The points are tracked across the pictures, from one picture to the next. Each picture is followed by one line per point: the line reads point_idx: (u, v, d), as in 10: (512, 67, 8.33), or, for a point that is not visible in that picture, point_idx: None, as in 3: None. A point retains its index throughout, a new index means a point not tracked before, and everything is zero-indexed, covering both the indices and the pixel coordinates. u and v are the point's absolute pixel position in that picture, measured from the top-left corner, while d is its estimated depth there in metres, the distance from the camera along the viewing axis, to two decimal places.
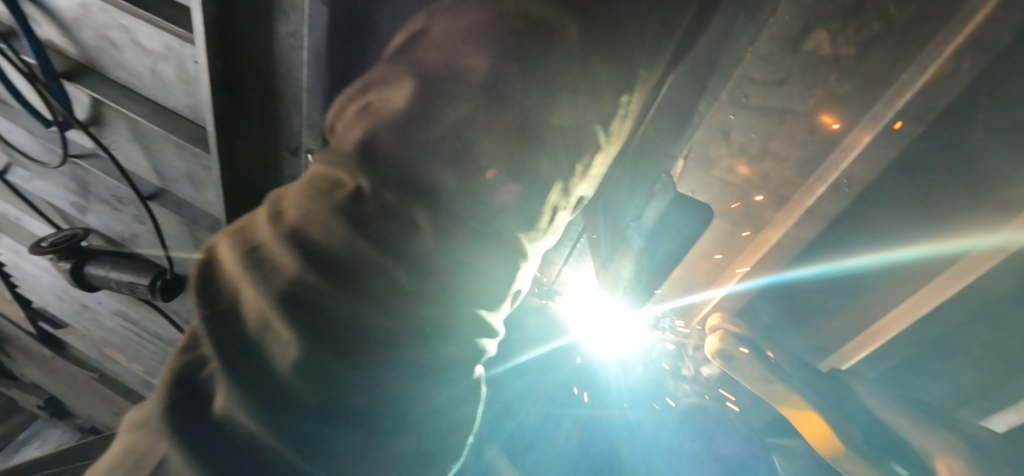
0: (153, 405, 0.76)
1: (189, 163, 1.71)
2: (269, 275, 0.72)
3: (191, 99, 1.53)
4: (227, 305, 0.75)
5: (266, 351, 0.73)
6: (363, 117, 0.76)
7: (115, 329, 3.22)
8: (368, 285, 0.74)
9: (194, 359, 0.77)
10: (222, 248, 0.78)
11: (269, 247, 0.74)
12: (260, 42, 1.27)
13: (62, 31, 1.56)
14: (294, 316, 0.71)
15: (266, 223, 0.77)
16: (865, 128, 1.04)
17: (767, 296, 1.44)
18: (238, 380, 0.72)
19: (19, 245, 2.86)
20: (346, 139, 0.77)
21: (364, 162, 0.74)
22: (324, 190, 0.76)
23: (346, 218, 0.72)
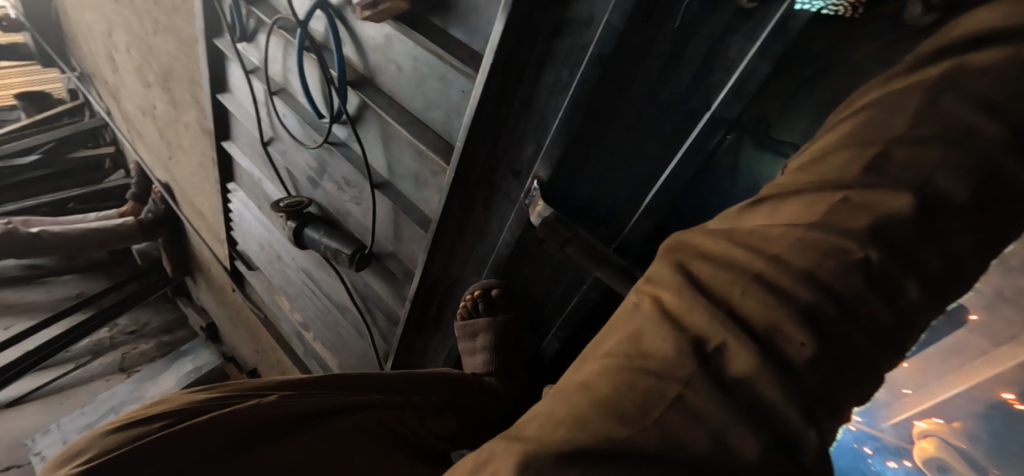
0: (616, 420, 0.74)
1: (423, 166, 1.98)
2: (776, 323, 0.73)
3: (442, 117, 1.76)
4: (715, 343, 0.75)
5: (748, 389, 0.73)
6: (850, 208, 0.75)
7: (292, 282, 3.66)
8: (829, 360, 0.73)
9: (669, 385, 0.74)
10: (696, 276, 0.82)
11: (753, 293, 0.76)
12: (524, 84, 1.44)
13: (358, 51, 1.93)
14: (787, 359, 0.72)
15: (733, 269, 0.79)
16: None
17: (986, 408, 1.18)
18: (724, 413, 0.72)
19: (254, 198, 3.51)
20: (836, 218, 0.75)
21: (872, 239, 0.73)
22: (836, 249, 0.74)
23: (861, 275, 0.73)
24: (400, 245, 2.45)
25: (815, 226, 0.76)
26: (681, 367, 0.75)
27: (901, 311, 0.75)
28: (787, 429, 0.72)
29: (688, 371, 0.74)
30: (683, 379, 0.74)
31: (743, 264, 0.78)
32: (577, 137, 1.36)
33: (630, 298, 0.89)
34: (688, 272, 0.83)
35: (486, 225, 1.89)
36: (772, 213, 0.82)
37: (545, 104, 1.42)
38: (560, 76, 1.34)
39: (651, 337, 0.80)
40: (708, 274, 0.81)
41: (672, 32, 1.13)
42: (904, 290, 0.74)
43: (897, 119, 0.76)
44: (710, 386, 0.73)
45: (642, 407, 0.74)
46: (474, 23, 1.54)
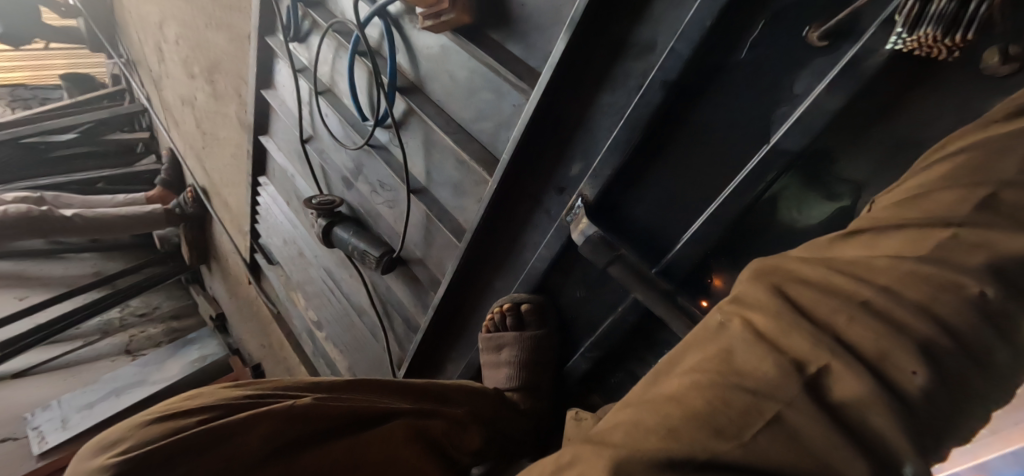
0: (711, 437, 0.70)
1: (465, 175, 2.00)
2: (887, 351, 0.67)
3: (491, 129, 1.78)
4: (818, 367, 0.70)
5: (854, 419, 0.67)
6: (961, 244, 0.71)
7: (312, 279, 3.69)
8: (940, 401, 0.67)
9: (769, 405, 0.70)
10: (795, 298, 0.77)
11: (861, 319, 0.70)
12: (581, 102, 1.47)
13: (411, 58, 1.98)
14: (899, 393, 0.66)
15: (836, 294, 0.73)
16: None
17: None
18: (830, 441, 0.66)
19: (283, 194, 3.56)
20: (949, 252, 0.71)
21: (994, 278, 0.68)
22: (952, 284, 0.68)
23: (979, 315, 0.67)
24: (429, 251, 2.47)
25: (929, 260, 0.71)
26: (783, 387, 0.70)
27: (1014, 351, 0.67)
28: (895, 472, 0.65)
29: (792, 392, 0.69)
30: (785, 401, 0.69)
31: (847, 289, 0.73)
32: (634, 158, 1.39)
33: (714, 317, 0.84)
34: (786, 294, 0.78)
35: (524, 239, 1.91)
36: (875, 242, 0.78)
37: (600, 123, 1.44)
38: (620, 97, 1.37)
39: (744, 356, 0.75)
40: (807, 298, 0.76)
41: (740, 63, 1.16)
42: (1017, 335, 0.67)
43: (1008, 162, 0.74)
44: (813, 411, 0.68)
45: (740, 423, 0.70)
46: (533, 41, 1.58)
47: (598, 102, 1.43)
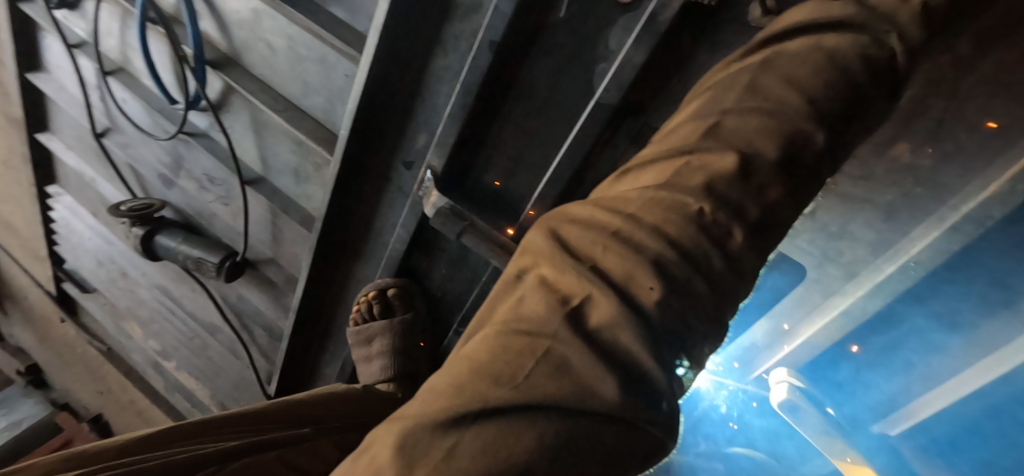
0: (485, 391, 0.66)
1: (302, 158, 1.84)
2: (632, 270, 0.69)
3: (326, 104, 1.65)
4: (579, 298, 0.69)
5: (608, 342, 0.67)
6: (689, 168, 0.77)
7: (143, 301, 3.18)
8: (683, 313, 0.69)
9: (537, 343, 0.67)
10: (564, 239, 0.77)
11: (613, 247, 0.72)
12: (415, 69, 1.42)
13: (219, 27, 1.73)
14: (642, 309, 0.68)
15: (595, 227, 0.75)
16: (931, 223, 1.13)
17: (839, 342, 1.40)
18: (590, 368, 0.65)
19: (90, 206, 3.01)
20: (678, 179, 0.77)
21: (706, 196, 0.74)
22: (677, 204, 0.74)
23: (697, 227, 0.72)
24: (280, 248, 2.27)
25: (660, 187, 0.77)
26: (549, 323, 0.68)
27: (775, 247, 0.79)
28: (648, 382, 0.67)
29: (555, 327, 0.68)
30: (551, 337, 0.67)
31: (603, 222, 0.75)
32: (474, 123, 1.41)
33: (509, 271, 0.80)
34: (558, 236, 0.78)
35: (380, 221, 1.83)
36: (632, 183, 0.82)
37: (438, 90, 1.43)
38: (453, 61, 1.36)
39: (521, 302, 0.73)
40: (575, 237, 0.77)
41: (559, 21, 1.21)
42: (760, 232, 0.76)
43: (735, 91, 0.83)
44: (575, 341, 0.66)
45: (512, 368, 0.67)
46: (356, 5, 1.50)
47: (433, 68, 1.40)
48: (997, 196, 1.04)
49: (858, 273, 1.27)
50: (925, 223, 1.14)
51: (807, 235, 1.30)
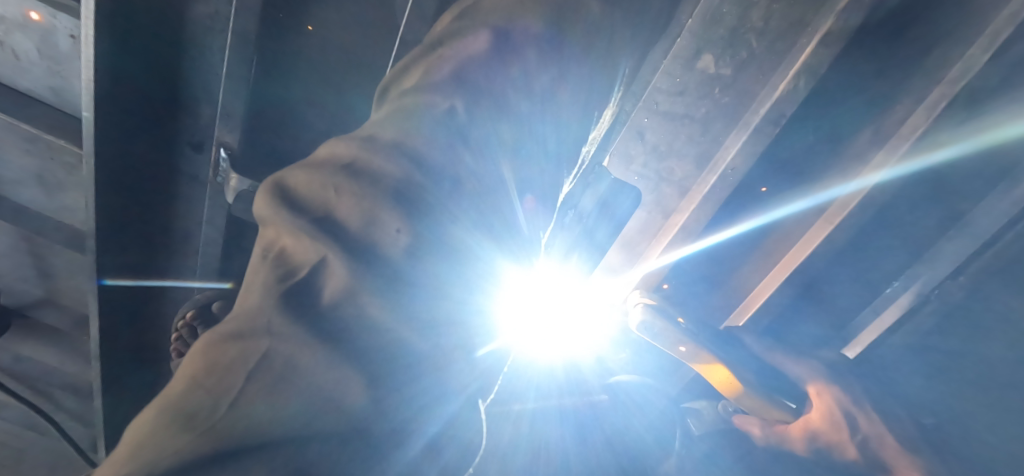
0: (180, 428, 0.49)
1: (44, 159, 1.42)
2: (369, 217, 0.58)
3: (56, 81, 1.30)
4: (304, 269, 0.57)
5: (348, 315, 0.55)
6: (439, 61, 0.69)
7: None
8: (432, 252, 0.60)
9: (251, 347, 0.53)
10: (289, 189, 0.62)
11: (344, 189, 0.59)
12: (167, 22, 1.16)
13: None
14: (386, 259, 0.58)
15: (325, 168, 0.62)
16: (740, 129, 1.22)
17: (689, 263, 1.45)
18: (320, 362, 0.53)
19: None
20: (425, 78, 0.68)
21: (454, 85, 0.67)
22: (421, 107, 0.65)
23: (445, 132, 0.65)
24: (52, 282, 1.79)
25: (412, 89, 0.69)
26: (265, 315, 0.54)
27: (570, 109, 0.76)
28: (404, 349, 0.57)
29: (267, 317, 0.54)
30: (266, 331, 0.53)
31: (337, 160, 0.62)
32: (265, 72, 1.22)
33: (252, 258, 0.61)
34: (280, 186, 0.62)
35: (185, 223, 1.53)
36: (393, 98, 0.71)
37: (208, 44, 1.20)
38: (217, 5, 1.14)
39: (246, 293, 0.58)
40: (304, 182, 0.62)
41: None
42: (538, 84, 0.72)
43: None
44: (295, 327, 0.54)
45: (218, 393, 0.51)
46: None
47: (192, 18, 1.16)
48: (787, 93, 1.14)
49: (688, 188, 1.35)
50: (734, 131, 1.24)
51: (640, 156, 1.41)
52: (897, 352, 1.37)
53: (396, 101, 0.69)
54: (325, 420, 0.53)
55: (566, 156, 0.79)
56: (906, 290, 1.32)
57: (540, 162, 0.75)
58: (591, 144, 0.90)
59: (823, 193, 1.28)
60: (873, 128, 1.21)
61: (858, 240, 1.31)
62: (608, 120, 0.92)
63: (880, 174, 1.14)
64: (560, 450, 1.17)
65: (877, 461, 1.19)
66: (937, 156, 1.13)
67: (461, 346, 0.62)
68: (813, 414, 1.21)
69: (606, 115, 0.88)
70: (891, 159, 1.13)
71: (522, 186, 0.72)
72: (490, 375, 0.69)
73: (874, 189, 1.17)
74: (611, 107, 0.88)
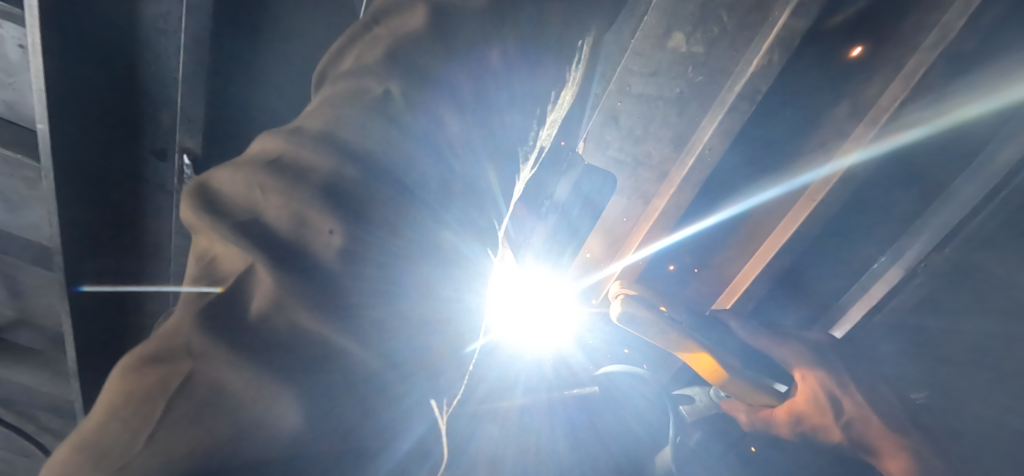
0: (97, 464, 0.47)
1: (4, 175, 1.37)
2: (299, 217, 0.55)
3: (8, 92, 1.25)
4: (231, 279, 0.53)
5: (280, 328, 0.52)
6: (374, 40, 0.67)
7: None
8: (373, 253, 0.57)
9: (172, 370, 0.49)
10: (214, 192, 0.58)
11: (270, 188, 0.56)
12: (116, 26, 1.10)
13: None
14: (319, 262, 0.54)
15: (249, 165, 0.58)
16: (716, 109, 1.21)
17: (671, 251, 1.44)
18: (251, 386, 0.50)
19: None
20: (361, 61, 0.66)
21: (390, 68, 0.64)
22: (358, 93, 0.63)
23: (380, 118, 0.61)
24: (25, 302, 1.74)
25: (345, 74, 0.66)
26: (185, 335, 0.50)
27: (522, 90, 0.73)
28: (347, 361, 0.54)
29: (186, 336, 0.51)
30: (189, 355, 0.50)
31: (264, 156, 0.59)
32: (223, 74, 1.17)
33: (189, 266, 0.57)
34: (205, 188, 0.58)
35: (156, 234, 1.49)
36: (330, 82, 0.67)
37: (161, 47, 1.15)
38: (167, 5, 1.08)
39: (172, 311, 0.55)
40: (227, 183, 0.58)
41: None
42: (482, 61, 0.68)
43: None
44: (218, 348, 0.50)
45: (137, 424, 0.48)
46: None
47: (144, 20, 1.11)
48: (761, 68, 1.12)
49: (667, 172, 1.36)
50: (710, 111, 1.23)
51: (615, 141, 1.43)
52: (884, 329, 1.34)
53: (331, 87, 0.66)
54: (252, 450, 0.50)
55: (523, 141, 0.76)
56: (892, 266, 1.28)
57: (495, 150, 0.72)
58: (552, 126, 0.87)
59: (801, 176, 1.26)
60: (851, 100, 1.18)
61: (840, 217, 1.29)
62: (572, 98, 0.88)
63: (852, 157, 1.14)
64: (551, 444, 1.12)
65: (862, 443, 1.17)
66: (907, 136, 1.10)
67: (416, 350, 0.59)
68: (798, 398, 1.20)
69: (569, 93, 0.84)
70: (865, 140, 1.12)
71: (475, 177, 0.69)
72: (457, 379, 0.66)
73: (849, 170, 1.16)
74: (574, 84, 0.84)
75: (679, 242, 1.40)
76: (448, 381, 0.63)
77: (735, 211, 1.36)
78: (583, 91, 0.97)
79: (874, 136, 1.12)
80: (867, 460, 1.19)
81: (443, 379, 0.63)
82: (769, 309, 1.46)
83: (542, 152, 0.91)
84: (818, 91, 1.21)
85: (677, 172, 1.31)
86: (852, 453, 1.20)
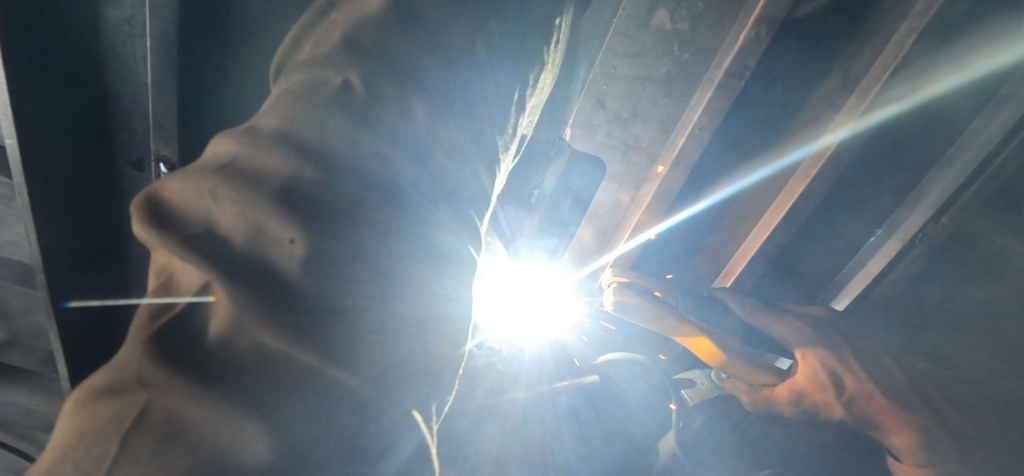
0: None
1: None
2: (255, 226, 0.52)
3: None
4: (186, 300, 0.52)
5: (241, 347, 0.50)
6: (332, 25, 0.64)
7: None
8: (343, 259, 0.54)
9: (127, 402, 0.47)
10: (165, 203, 0.54)
11: (222, 196, 0.53)
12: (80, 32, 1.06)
13: None
14: (281, 273, 0.52)
15: (201, 171, 0.55)
16: (705, 86, 1.18)
17: (667, 236, 1.43)
18: (211, 413, 0.48)
19: None
20: (317, 49, 0.63)
21: (348, 56, 0.61)
22: (315, 84, 0.60)
23: (340, 111, 0.58)
24: (12, 322, 1.71)
25: (301, 66, 0.63)
26: (136, 366, 0.49)
27: (490, 73, 0.71)
28: (315, 378, 0.52)
29: (138, 365, 0.49)
30: (142, 385, 0.48)
31: (217, 161, 0.56)
32: (196, 79, 1.13)
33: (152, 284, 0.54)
34: (154, 199, 0.54)
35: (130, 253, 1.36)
36: (286, 75, 0.64)
37: (129, 52, 1.10)
38: (131, 8, 1.05)
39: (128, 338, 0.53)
40: (179, 193, 0.54)
41: None
42: (447, 45, 0.66)
43: None
44: (173, 377, 0.48)
45: (91, 463, 0.46)
46: None
47: (106, 26, 1.07)
48: (749, 42, 1.09)
49: (658, 153, 1.33)
50: (699, 89, 1.20)
51: (604, 126, 1.40)
52: (886, 301, 1.33)
53: (288, 81, 0.63)
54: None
55: (497, 125, 0.75)
56: (889, 239, 1.27)
57: (471, 138, 0.69)
58: (529, 111, 0.86)
59: (783, 158, 1.26)
60: (841, 72, 1.15)
61: (837, 190, 1.27)
62: (546, 79, 0.87)
63: (840, 134, 1.12)
64: (554, 433, 1.13)
65: (865, 418, 1.15)
66: (884, 113, 1.10)
67: (398, 357, 0.57)
68: (799, 376, 1.17)
69: (542, 76, 0.84)
70: (853, 115, 1.10)
71: (449, 170, 0.66)
72: (448, 384, 0.64)
73: (839, 146, 1.14)
74: (544, 68, 0.83)
75: (673, 226, 1.40)
76: (438, 386, 0.62)
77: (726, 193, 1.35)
78: (558, 73, 0.96)
79: (863, 110, 1.10)
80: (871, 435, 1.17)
81: (432, 384, 0.61)
82: (768, 287, 1.44)
83: (520, 138, 0.89)
84: (807, 63, 1.18)
85: (668, 154, 1.29)
86: (857, 430, 1.18)
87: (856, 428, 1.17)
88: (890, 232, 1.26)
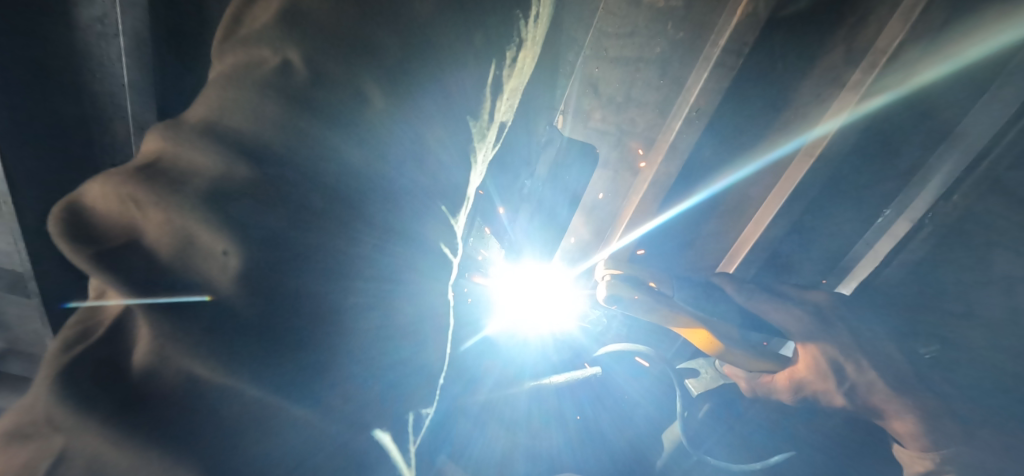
0: None
1: None
2: (182, 237, 0.49)
3: None
4: (113, 318, 0.50)
5: (167, 376, 0.49)
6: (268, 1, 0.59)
7: None
8: (285, 261, 0.52)
9: (41, 448, 0.46)
10: (86, 211, 0.51)
11: (146, 202, 0.49)
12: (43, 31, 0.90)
13: None
14: (214, 289, 0.50)
15: (119, 173, 0.51)
16: (701, 65, 1.14)
17: (666, 230, 1.42)
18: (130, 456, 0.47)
19: None
20: (255, 25, 0.59)
21: (287, 33, 0.57)
22: (250, 66, 0.56)
23: (280, 95, 0.54)
24: (9, 331, 1.70)
25: (235, 45, 0.59)
26: (43, 407, 0.47)
27: (457, 49, 0.67)
28: (254, 398, 0.51)
29: (46, 401, 0.47)
30: (54, 427, 0.46)
31: (141, 161, 0.52)
32: None
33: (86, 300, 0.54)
34: (77, 209, 0.51)
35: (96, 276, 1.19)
36: (220, 54, 0.60)
37: (102, 54, 0.93)
38: (102, 4, 0.88)
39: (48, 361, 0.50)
40: (101, 199, 0.51)
41: None
42: (409, 17, 0.61)
43: None
44: (84, 415, 0.46)
45: None
46: None
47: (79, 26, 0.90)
48: (747, 18, 1.06)
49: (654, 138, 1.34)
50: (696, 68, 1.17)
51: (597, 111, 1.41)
52: (894, 282, 1.29)
53: (223, 62, 0.59)
54: None
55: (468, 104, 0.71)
56: (897, 219, 1.23)
57: (436, 122, 0.66)
58: (506, 93, 0.84)
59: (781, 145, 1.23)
60: (844, 47, 1.11)
61: (839, 171, 1.23)
62: (518, 56, 0.84)
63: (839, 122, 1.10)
64: (556, 429, 1.11)
65: (866, 405, 1.08)
66: (873, 104, 1.08)
67: (349, 360, 0.57)
68: (799, 364, 1.14)
69: (515, 55, 0.82)
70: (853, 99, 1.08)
71: (409, 162, 0.63)
72: (408, 388, 0.63)
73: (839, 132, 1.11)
74: (516, 46, 0.82)
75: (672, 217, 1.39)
76: (393, 394, 0.61)
77: (722, 185, 1.32)
78: (534, 52, 0.94)
79: (861, 97, 1.07)
80: (876, 423, 1.11)
81: (388, 390, 0.61)
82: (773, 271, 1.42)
83: (498, 122, 0.86)
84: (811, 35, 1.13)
85: (665, 139, 1.29)
86: (859, 418, 1.12)
87: (857, 415, 1.11)
88: (893, 209, 1.23)
